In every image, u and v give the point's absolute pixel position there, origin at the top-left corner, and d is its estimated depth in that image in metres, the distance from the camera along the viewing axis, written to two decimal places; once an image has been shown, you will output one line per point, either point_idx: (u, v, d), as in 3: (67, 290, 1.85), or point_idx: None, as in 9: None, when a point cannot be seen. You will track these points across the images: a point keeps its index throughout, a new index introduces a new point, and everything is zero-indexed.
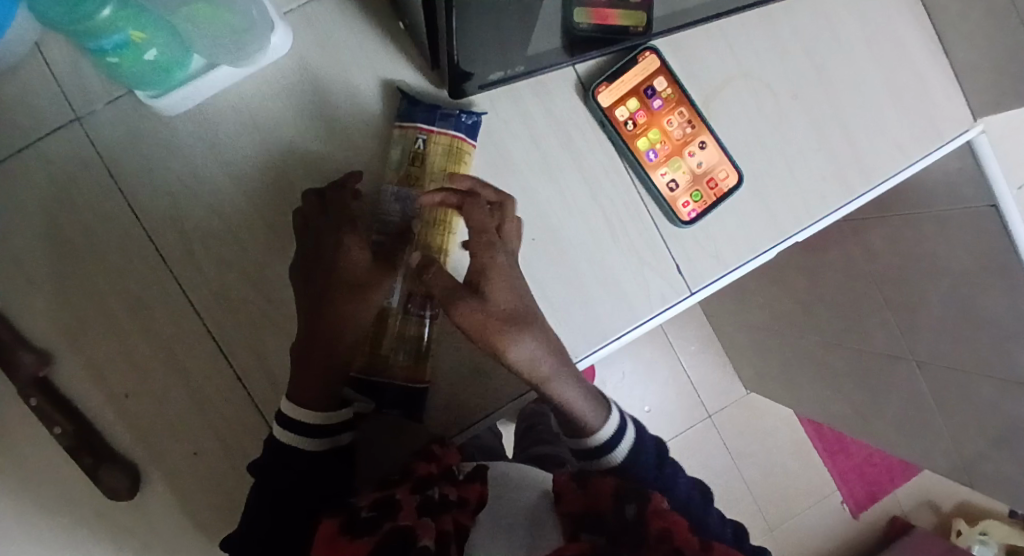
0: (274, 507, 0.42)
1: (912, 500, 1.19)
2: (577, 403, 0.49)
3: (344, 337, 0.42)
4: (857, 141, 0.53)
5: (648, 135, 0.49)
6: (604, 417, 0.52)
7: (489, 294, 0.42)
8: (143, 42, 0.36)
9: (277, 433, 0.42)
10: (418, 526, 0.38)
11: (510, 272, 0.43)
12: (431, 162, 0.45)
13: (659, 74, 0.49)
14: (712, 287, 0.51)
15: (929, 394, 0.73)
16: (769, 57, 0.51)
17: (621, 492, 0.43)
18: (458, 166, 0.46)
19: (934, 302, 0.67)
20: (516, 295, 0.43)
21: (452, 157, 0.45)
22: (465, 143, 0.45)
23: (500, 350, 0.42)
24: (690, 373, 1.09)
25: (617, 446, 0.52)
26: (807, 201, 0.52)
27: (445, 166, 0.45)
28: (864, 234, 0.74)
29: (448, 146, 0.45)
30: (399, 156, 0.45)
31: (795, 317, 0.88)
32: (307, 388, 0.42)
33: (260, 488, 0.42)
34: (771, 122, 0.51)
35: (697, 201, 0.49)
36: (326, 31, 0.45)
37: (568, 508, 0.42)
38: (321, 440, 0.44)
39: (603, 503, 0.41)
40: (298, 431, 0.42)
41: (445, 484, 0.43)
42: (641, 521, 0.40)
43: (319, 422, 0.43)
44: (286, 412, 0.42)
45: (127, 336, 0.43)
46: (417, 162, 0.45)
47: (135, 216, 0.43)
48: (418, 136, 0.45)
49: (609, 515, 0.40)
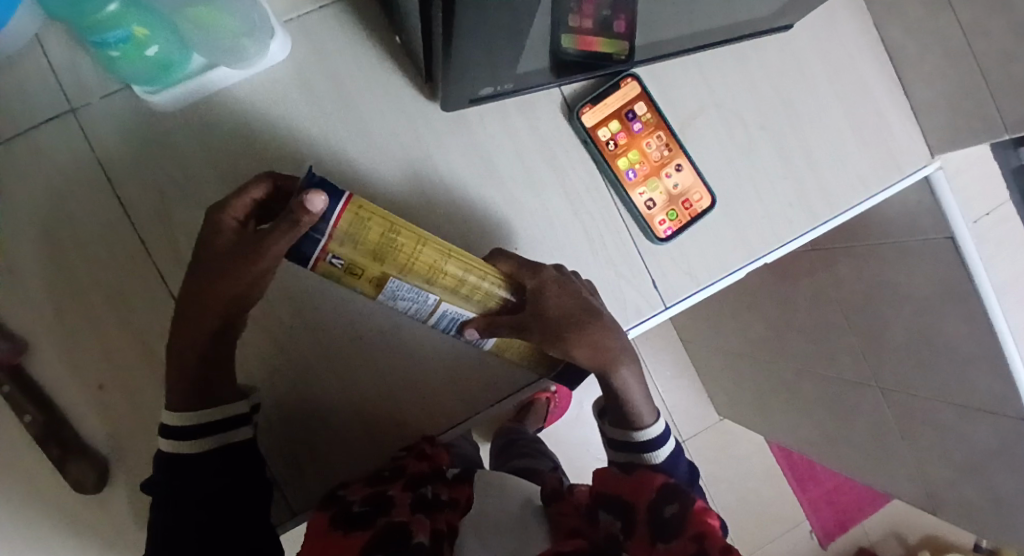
0: (221, 470, 0.39)
1: (878, 530, 1.22)
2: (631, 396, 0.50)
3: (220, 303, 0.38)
4: (825, 172, 0.55)
5: (628, 155, 0.51)
6: (653, 418, 0.51)
7: (545, 307, 0.43)
8: (145, 38, 0.37)
9: (163, 445, 0.39)
10: (413, 521, 0.39)
11: (561, 281, 0.45)
12: (362, 260, 0.35)
13: (639, 99, 0.51)
14: (684, 303, 0.52)
15: (894, 424, 0.75)
16: (742, 89, 0.54)
17: (664, 488, 0.45)
18: (374, 228, 0.34)
19: (896, 331, 0.69)
20: (570, 298, 0.44)
21: (355, 234, 0.33)
22: (348, 207, 0.33)
23: (570, 352, 0.45)
24: (666, 397, 1.10)
25: (662, 446, 0.51)
26: (776, 227, 0.54)
27: (369, 244, 0.34)
28: (830, 265, 0.76)
29: (344, 229, 0.33)
30: (351, 282, 0.37)
31: (767, 343, 0.91)
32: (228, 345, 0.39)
33: (190, 464, 0.38)
34: (744, 150, 0.53)
35: (673, 220, 0.51)
36: (321, 38, 0.46)
37: (601, 486, 0.47)
38: (227, 437, 0.40)
39: (641, 491, 0.46)
40: (209, 433, 0.39)
41: (438, 484, 0.44)
42: (675, 521, 0.42)
43: (222, 419, 0.40)
44: (171, 423, 0.38)
45: (104, 328, 0.43)
46: (360, 270, 0.36)
47: (123, 210, 0.44)
48: (331, 260, 0.35)
49: (641, 506, 0.44)
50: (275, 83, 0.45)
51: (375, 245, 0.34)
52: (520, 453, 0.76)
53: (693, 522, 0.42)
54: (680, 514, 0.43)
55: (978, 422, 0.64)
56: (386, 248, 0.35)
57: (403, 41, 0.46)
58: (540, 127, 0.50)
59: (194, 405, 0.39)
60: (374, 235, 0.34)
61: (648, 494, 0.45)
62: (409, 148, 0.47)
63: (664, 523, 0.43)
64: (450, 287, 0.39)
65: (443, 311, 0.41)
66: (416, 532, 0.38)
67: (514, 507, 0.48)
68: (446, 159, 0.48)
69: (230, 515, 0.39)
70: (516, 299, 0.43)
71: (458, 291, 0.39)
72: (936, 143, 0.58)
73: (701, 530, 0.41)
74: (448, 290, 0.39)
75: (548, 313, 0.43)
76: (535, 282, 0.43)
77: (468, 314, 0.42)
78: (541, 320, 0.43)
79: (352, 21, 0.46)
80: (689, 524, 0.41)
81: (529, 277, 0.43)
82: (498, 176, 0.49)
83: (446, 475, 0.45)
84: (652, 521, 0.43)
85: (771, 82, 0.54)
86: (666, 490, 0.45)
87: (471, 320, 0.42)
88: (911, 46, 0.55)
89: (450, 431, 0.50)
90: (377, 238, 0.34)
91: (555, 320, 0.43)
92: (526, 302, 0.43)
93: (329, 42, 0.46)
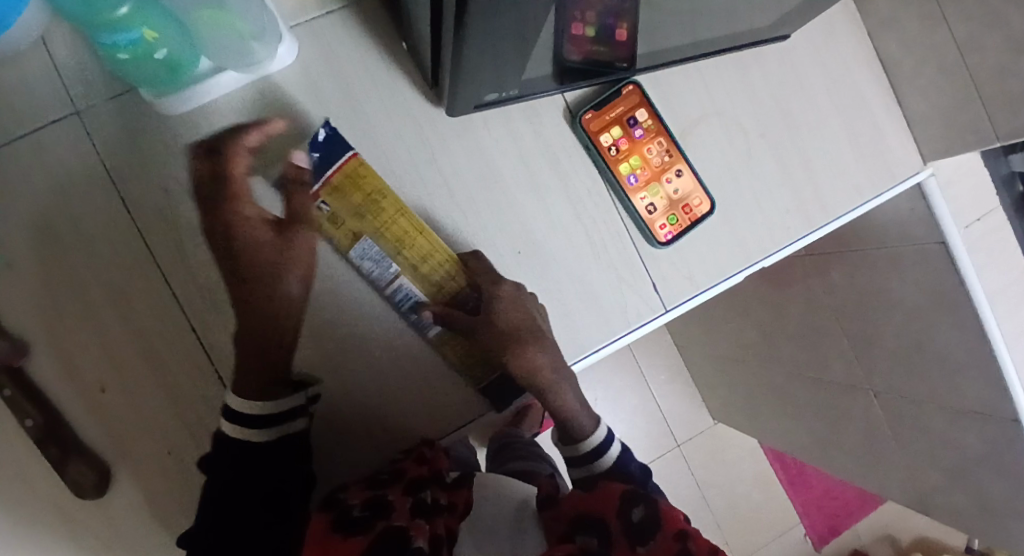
0: (234, 462, 0.41)
1: (870, 533, 1.23)
2: (576, 411, 0.54)
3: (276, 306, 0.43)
4: (820, 179, 0.56)
5: (629, 161, 0.51)
6: (596, 427, 0.55)
7: (494, 314, 0.47)
8: (155, 41, 0.38)
9: (223, 425, 0.42)
10: (412, 526, 0.38)
11: (516, 297, 0.47)
12: (344, 208, 0.44)
13: (640, 106, 0.51)
14: (684, 306, 0.53)
15: (885, 428, 0.76)
16: (741, 96, 0.54)
17: (626, 495, 0.46)
18: (365, 183, 0.44)
19: (887, 336, 0.71)
20: (524, 312, 0.47)
21: (349, 187, 0.43)
22: (351, 161, 0.44)
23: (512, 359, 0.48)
24: (660, 402, 1.12)
25: (608, 452, 0.54)
26: (773, 233, 0.55)
27: (356, 195, 0.44)
28: (823, 271, 0.77)
29: (343, 178, 0.43)
30: (328, 234, 0.44)
31: (760, 348, 0.92)
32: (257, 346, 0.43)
33: (221, 450, 0.41)
34: (743, 158, 0.54)
35: (673, 224, 0.52)
36: (327, 43, 0.46)
37: (565, 510, 0.45)
38: (270, 430, 0.43)
39: (607, 505, 0.45)
40: (253, 425, 0.42)
41: (436, 488, 0.44)
42: (649, 523, 0.42)
43: (262, 414, 0.42)
44: (232, 406, 0.42)
45: (107, 329, 0.43)
46: (339, 221, 0.44)
47: (127, 210, 0.44)
48: (318, 203, 0.43)
49: (611, 515, 0.44)
50: (281, 87, 0.45)
51: (360, 201, 0.44)
52: (515, 455, 0.76)
53: (668, 522, 0.42)
54: (650, 514, 0.43)
55: (966, 426, 0.65)
56: (370, 206, 0.44)
57: (408, 47, 0.46)
58: (542, 133, 0.50)
59: (248, 394, 0.42)
60: (364, 192, 0.44)
61: (614, 504, 0.45)
62: (413, 153, 0.48)
63: (640, 527, 0.42)
64: (413, 261, 0.45)
65: (398, 284, 0.45)
66: (416, 537, 0.37)
67: (511, 510, 0.48)
68: (450, 164, 0.48)
69: (229, 516, 0.40)
70: (471, 302, 0.47)
71: (418, 268, 0.45)
72: (929, 152, 0.59)
73: (680, 530, 0.41)
74: (410, 264, 0.45)
75: (499, 315, 0.46)
76: (503, 289, 0.47)
77: (421, 295, 0.46)
78: (487, 326, 0.47)
79: (358, 26, 0.47)
80: (666, 524, 0.42)
81: (487, 283, 0.47)
82: (502, 180, 0.49)
83: (444, 480, 0.45)
84: (627, 528, 0.43)
85: (769, 91, 0.55)
86: (629, 496, 0.45)
87: (425, 302, 0.46)
88: (903, 57, 0.56)
89: (452, 434, 0.50)
90: (364, 198, 0.44)
91: (501, 328, 0.47)
92: (480, 304, 0.47)
93: (337, 47, 0.46)
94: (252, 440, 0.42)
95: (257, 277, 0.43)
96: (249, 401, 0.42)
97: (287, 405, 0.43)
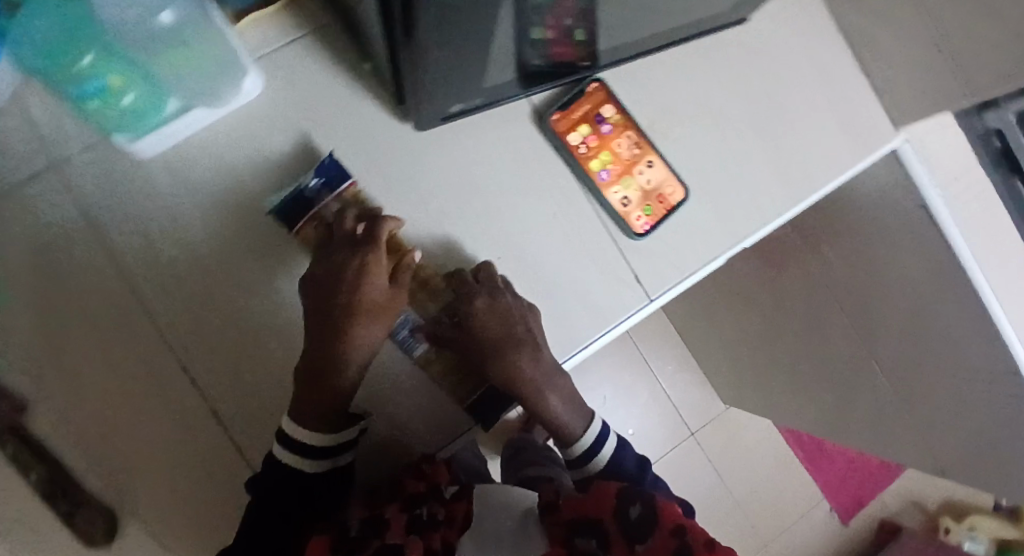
0: (276, 486, 0.42)
1: (898, 501, 1.24)
2: (567, 415, 0.55)
3: (356, 351, 0.44)
4: (796, 157, 0.56)
5: (599, 157, 0.51)
6: (586, 425, 0.56)
7: (474, 328, 0.48)
8: (121, 87, 0.38)
9: (276, 450, 0.42)
10: (407, 544, 0.40)
11: (500, 309, 0.47)
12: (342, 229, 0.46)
13: (606, 102, 0.51)
14: (670, 293, 0.53)
15: (888, 396, 0.77)
16: (710, 81, 0.54)
17: (621, 492, 0.46)
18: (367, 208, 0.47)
19: (884, 306, 0.70)
20: (505, 326, 0.47)
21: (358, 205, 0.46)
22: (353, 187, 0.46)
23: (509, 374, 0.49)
24: (670, 393, 1.13)
25: (601, 452, 0.55)
26: (754, 212, 0.54)
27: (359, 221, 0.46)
28: (813, 246, 0.77)
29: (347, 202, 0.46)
30: None
31: (761, 330, 0.93)
32: (325, 384, 0.42)
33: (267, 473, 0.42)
34: (719, 143, 0.54)
35: (649, 215, 0.51)
36: (291, 72, 0.47)
37: (563, 514, 0.45)
38: (324, 460, 0.44)
39: (603, 504, 0.45)
40: (310, 454, 0.43)
41: (433, 502, 0.45)
42: (646, 523, 0.43)
43: (325, 444, 0.43)
44: (288, 431, 0.42)
45: (102, 376, 0.44)
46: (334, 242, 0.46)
47: (109, 257, 0.44)
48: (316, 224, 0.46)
49: (608, 516, 0.44)
50: (250, 120, 0.46)
51: None
52: (528, 460, 0.76)
53: (665, 517, 0.43)
54: (648, 513, 0.43)
55: (967, 390, 0.65)
56: None
57: (370, 67, 0.47)
58: (514, 137, 0.50)
59: (310, 423, 0.42)
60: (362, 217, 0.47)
61: (611, 503, 0.45)
62: (386, 172, 0.48)
63: (638, 527, 0.43)
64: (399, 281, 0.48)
65: None
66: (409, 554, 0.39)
67: (513, 519, 0.47)
68: (424, 179, 0.49)
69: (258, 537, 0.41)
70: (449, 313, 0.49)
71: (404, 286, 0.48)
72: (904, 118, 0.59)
73: (677, 523, 0.42)
74: None
75: (480, 327, 0.47)
76: (480, 304, 0.47)
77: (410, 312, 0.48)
78: (469, 342, 0.48)
79: (319, 53, 0.47)
80: (662, 519, 0.43)
81: (462, 298, 0.47)
82: (477, 189, 0.50)
83: (444, 494, 0.46)
84: (625, 528, 0.43)
85: (736, 73, 0.55)
86: (625, 493, 0.45)
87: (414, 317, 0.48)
88: (866, 26, 0.56)
89: (446, 449, 0.50)
90: None
91: (479, 340, 0.48)
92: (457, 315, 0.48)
93: (302, 74, 0.47)
94: (309, 468, 0.43)
95: (345, 321, 0.43)
96: (312, 431, 0.42)
97: (344, 437, 0.44)
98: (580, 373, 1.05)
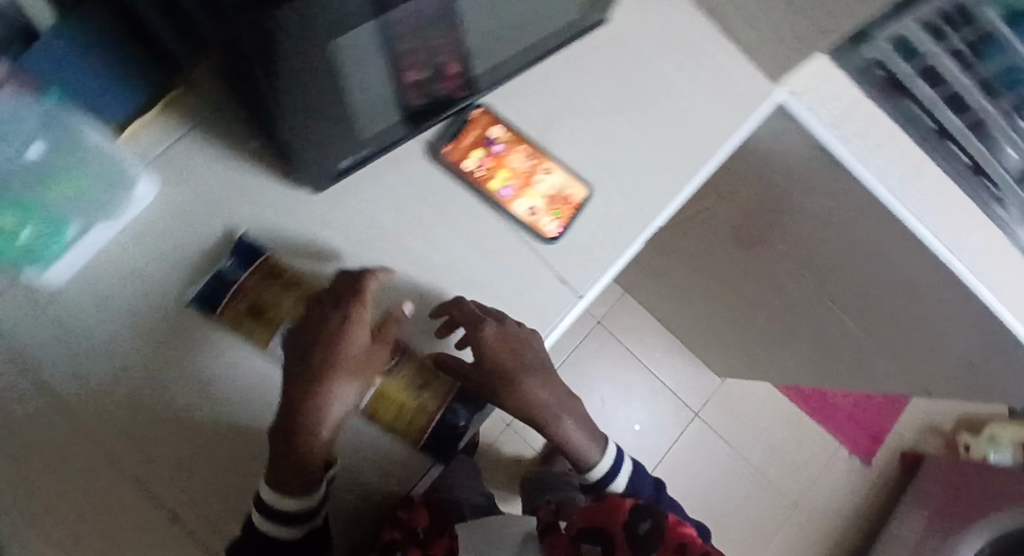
0: None
1: (912, 431, 1.28)
2: (584, 444, 0.57)
3: (334, 410, 0.42)
4: (695, 125, 0.56)
5: (498, 175, 0.51)
6: (603, 451, 0.58)
7: (484, 357, 0.46)
8: (16, 226, 0.39)
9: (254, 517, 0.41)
10: None
11: (504, 336, 0.47)
12: (260, 297, 0.45)
13: (493, 123, 0.52)
14: (595, 288, 0.52)
15: (852, 331, 0.80)
16: (590, 79, 0.55)
17: (637, 508, 0.50)
18: (283, 274, 0.45)
19: (821, 249, 0.71)
20: (513, 354, 0.47)
21: (272, 282, 0.45)
22: (267, 259, 0.45)
23: (518, 391, 0.49)
24: (666, 380, 1.20)
25: (617, 478, 0.60)
26: (658, 191, 0.55)
27: (273, 289, 0.45)
28: (738, 204, 0.75)
29: (259, 274, 0.45)
30: (245, 329, 0.45)
31: (731, 299, 0.95)
32: (302, 446, 0.41)
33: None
34: (613, 134, 0.55)
35: (558, 218, 0.51)
36: (180, 170, 0.47)
37: (576, 520, 0.51)
38: (297, 523, 0.42)
39: (616, 515, 0.50)
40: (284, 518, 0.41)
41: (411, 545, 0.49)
42: (653, 536, 0.47)
43: (296, 508, 0.41)
44: (267, 496, 0.41)
45: (42, 523, 0.41)
46: (256, 312, 0.45)
47: (28, 396, 0.42)
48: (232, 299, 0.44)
49: (617, 527, 0.49)
50: (152, 225, 0.46)
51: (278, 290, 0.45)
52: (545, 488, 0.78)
53: (671, 533, 0.47)
54: (655, 527, 0.48)
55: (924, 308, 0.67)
56: (285, 292, 0.45)
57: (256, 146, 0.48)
58: (415, 177, 0.50)
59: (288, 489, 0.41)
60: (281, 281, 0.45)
61: (622, 517, 0.49)
62: (292, 240, 0.48)
63: (642, 540, 0.47)
64: None
65: None
66: None
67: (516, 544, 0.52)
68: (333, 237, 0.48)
69: None
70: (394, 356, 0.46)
71: None
72: None
73: (681, 539, 0.46)
74: None
75: (486, 357, 0.46)
76: (489, 332, 0.46)
77: None
78: (477, 374, 0.47)
79: (203, 144, 0.48)
80: (667, 534, 0.47)
81: (469, 329, 0.46)
82: (387, 234, 0.49)
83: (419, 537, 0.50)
84: (631, 540, 0.48)
85: (615, 63, 0.56)
86: (637, 510, 0.50)
87: None
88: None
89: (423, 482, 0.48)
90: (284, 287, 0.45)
91: (490, 371, 0.47)
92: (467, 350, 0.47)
93: (191, 168, 0.47)
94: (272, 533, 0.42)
95: (325, 381, 0.42)
96: (288, 498, 0.41)
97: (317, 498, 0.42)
98: (582, 379, 1.14)
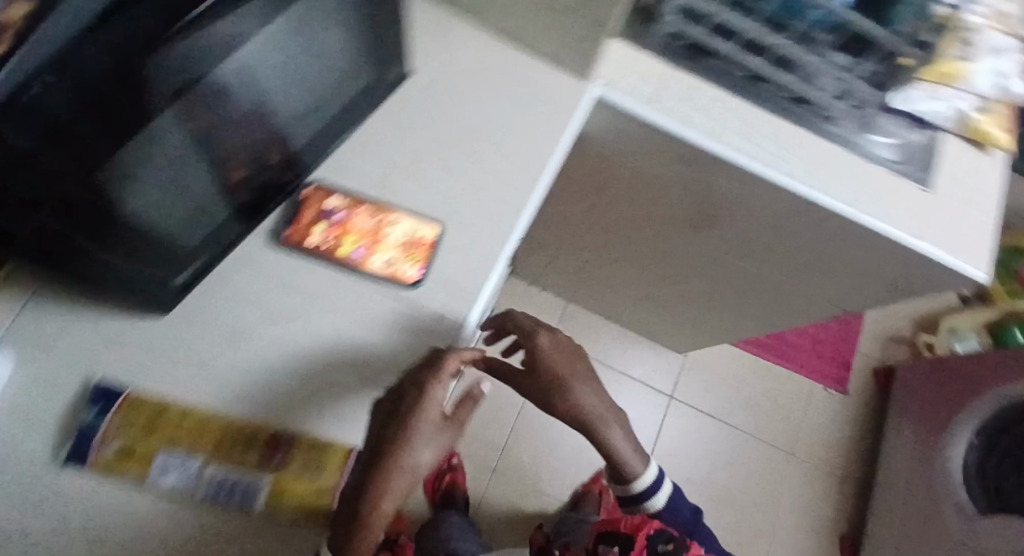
0: None
1: (877, 345, 1.32)
2: (628, 458, 0.64)
3: (400, 482, 0.44)
4: (523, 138, 0.59)
5: (346, 241, 0.52)
6: (647, 470, 0.66)
7: (542, 366, 0.56)
8: None
9: None
10: None
11: (558, 344, 0.57)
12: (128, 434, 0.44)
13: (328, 196, 0.53)
14: (474, 312, 0.52)
15: (762, 275, 0.83)
16: (412, 125, 0.57)
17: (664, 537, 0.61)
18: (147, 406, 0.46)
19: (696, 211, 0.73)
20: (562, 359, 0.57)
21: (136, 418, 0.45)
22: (129, 396, 0.46)
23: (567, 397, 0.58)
24: (634, 372, 1.21)
25: (659, 499, 0.67)
26: (508, 203, 0.56)
27: (141, 423, 0.45)
28: (608, 192, 0.77)
29: (124, 413, 0.45)
30: (123, 471, 0.44)
31: (653, 278, 0.98)
32: (373, 513, 0.43)
33: None
34: (450, 166, 0.57)
35: (416, 262, 0.52)
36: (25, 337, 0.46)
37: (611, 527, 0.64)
38: None
39: None
40: None
41: None
42: None
43: None
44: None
45: None
46: (131, 450, 0.44)
47: None
48: (103, 446, 0.44)
49: None
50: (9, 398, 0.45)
51: (148, 423, 0.45)
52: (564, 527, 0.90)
53: None
54: None
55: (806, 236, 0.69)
56: (156, 422, 0.45)
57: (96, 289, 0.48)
58: (267, 268, 0.51)
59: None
60: (149, 412, 0.45)
61: None
62: (156, 367, 0.47)
63: None
64: (222, 448, 0.45)
65: (209, 477, 0.44)
66: None
67: None
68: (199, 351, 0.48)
69: None
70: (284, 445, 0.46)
71: (229, 450, 0.45)
72: None
73: None
74: (215, 451, 0.45)
75: (542, 363, 0.56)
76: (543, 337, 0.57)
77: (242, 475, 0.44)
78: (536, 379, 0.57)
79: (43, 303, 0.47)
80: None
81: (527, 341, 0.57)
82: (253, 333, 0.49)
83: None
84: None
85: (432, 105, 0.58)
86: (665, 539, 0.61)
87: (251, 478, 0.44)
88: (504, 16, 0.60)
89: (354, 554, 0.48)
90: (154, 418, 0.45)
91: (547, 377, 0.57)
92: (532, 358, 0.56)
93: (37, 331, 0.47)
94: None
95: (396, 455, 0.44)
96: None
97: None
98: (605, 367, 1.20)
